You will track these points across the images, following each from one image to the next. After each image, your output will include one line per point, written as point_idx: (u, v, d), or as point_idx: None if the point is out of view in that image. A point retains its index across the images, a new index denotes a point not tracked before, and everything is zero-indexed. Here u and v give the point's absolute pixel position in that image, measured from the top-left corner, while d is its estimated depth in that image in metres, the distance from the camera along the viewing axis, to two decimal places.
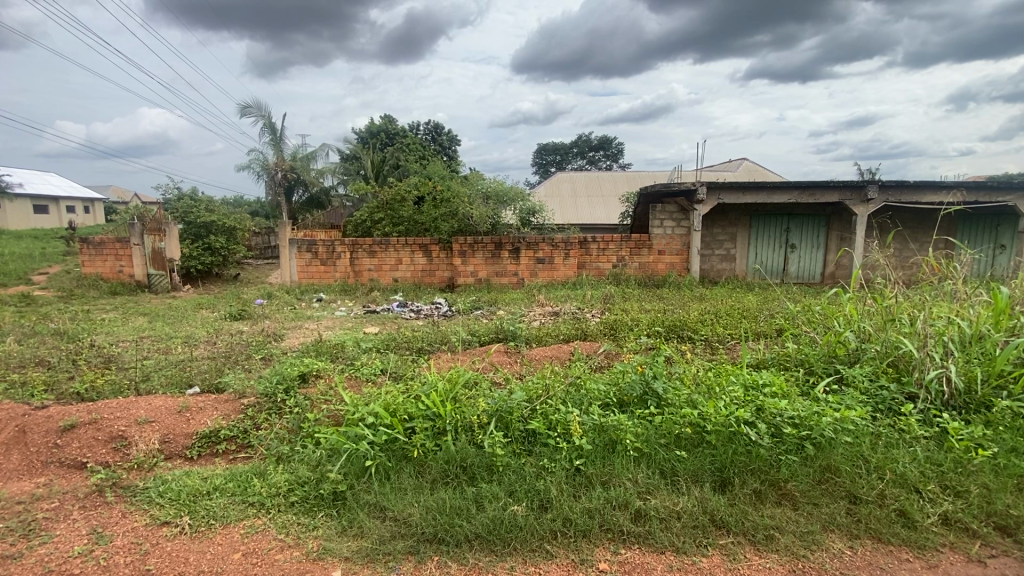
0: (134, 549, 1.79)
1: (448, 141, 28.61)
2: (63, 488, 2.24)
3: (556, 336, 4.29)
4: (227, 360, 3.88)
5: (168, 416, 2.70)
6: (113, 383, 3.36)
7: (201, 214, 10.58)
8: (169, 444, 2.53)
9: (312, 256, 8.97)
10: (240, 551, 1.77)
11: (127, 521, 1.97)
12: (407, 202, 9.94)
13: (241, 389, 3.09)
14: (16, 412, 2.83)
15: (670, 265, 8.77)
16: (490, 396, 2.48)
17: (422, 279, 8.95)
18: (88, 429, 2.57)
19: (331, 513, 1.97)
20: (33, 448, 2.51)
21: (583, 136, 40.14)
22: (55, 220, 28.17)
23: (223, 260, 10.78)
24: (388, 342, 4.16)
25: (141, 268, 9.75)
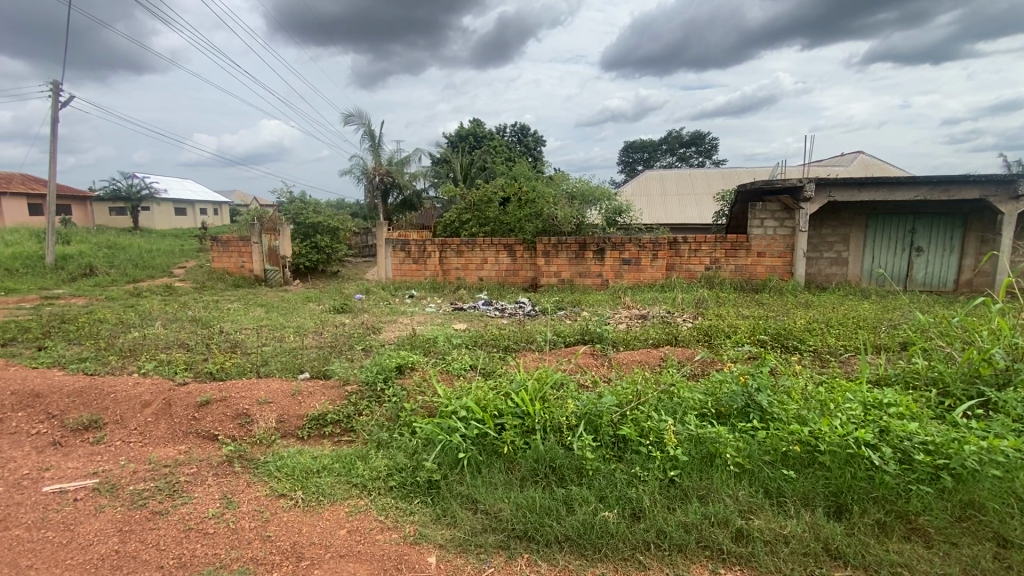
0: (256, 516, 1.98)
1: (534, 142, 28.86)
2: (199, 456, 2.55)
3: (645, 340, 4.15)
4: (330, 350, 4.18)
5: (284, 398, 2.98)
6: (237, 366, 3.77)
7: (310, 216, 11.58)
8: (285, 423, 2.79)
9: (405, 254, 9.47)
10: (345, 528, 1.89)
11: (250, 491, 2.19)
12: (494, 203, 10.14)
13: (345, 377, 3.32)
14: (164, 386, 3.28)
15: (771, 268, 8.14)
16: (579, 398, 2.45)
17: (506, 278, 9.10)
18: (218, 407, 2.91)
19: (426, 500, 2.05)
20: (176, 419, 2.88)
21: (674, 132, 38.52)
22: (191, 222, 32.33)
23: (327, 258, 11.70)
24: (476, 339, 4.27)
25: (259, 263, 10.87)
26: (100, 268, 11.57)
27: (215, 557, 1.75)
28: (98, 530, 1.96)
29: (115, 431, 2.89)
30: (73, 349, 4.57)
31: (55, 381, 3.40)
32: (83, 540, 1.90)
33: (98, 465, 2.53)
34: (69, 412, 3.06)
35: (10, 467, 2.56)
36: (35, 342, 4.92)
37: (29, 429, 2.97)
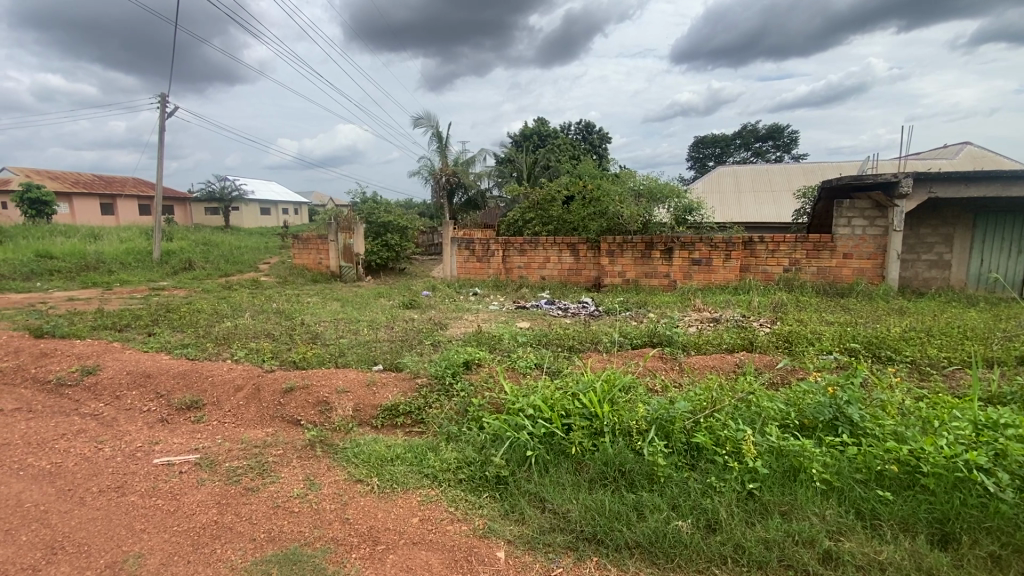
0: (336, 499, 2.10)
1: (600, 139, 28.42)
2: (285, 438, 2.74)
3: (718, 344, 3.97)
4: (400, 344, 4.34)
5: (360, 388, 3.14)
6: (317, 356, 4.01)
7: (381, 215, 12.09)
8: (361, 412, 2.94)
9: (469, 253, 9.67)
10: (417, 517, 1.96)
11: (331, 474, 2.32)
12: (558, 202, 10.11)
13: (415, 371, 3.44)
14: (253, 372, 3.55)
15: (859, 271, 7.52)
16: (649, 402, 2.39)
17: (569, 277, 9.03)
18: (301, 394, 3.11)
19: (495, 495, 2.08)
20: (265, 403, 3.12)
21: (749, 126, 36.53)
22: (274, 221, 34.78)
23: (396, 256, 12.17)
24: (541, 337, 4.27)
25: (335, 260, 11.50)
26: (197, 263, 12.73)
27: (300, 534, 1.87)
28: (200, 501, 2.15)
29: (213, 411, 3.17)
30: (176, 336, 5.06)
31: (163, 364, 3.77)
32: (188, 509, 2.09)
33: (198, 442, 2.79)
34: (174, 392, 3.40)
35: (127, 439, 2.87)
36: (146, 328, 5.50)
37: (142, 406, 3.33)
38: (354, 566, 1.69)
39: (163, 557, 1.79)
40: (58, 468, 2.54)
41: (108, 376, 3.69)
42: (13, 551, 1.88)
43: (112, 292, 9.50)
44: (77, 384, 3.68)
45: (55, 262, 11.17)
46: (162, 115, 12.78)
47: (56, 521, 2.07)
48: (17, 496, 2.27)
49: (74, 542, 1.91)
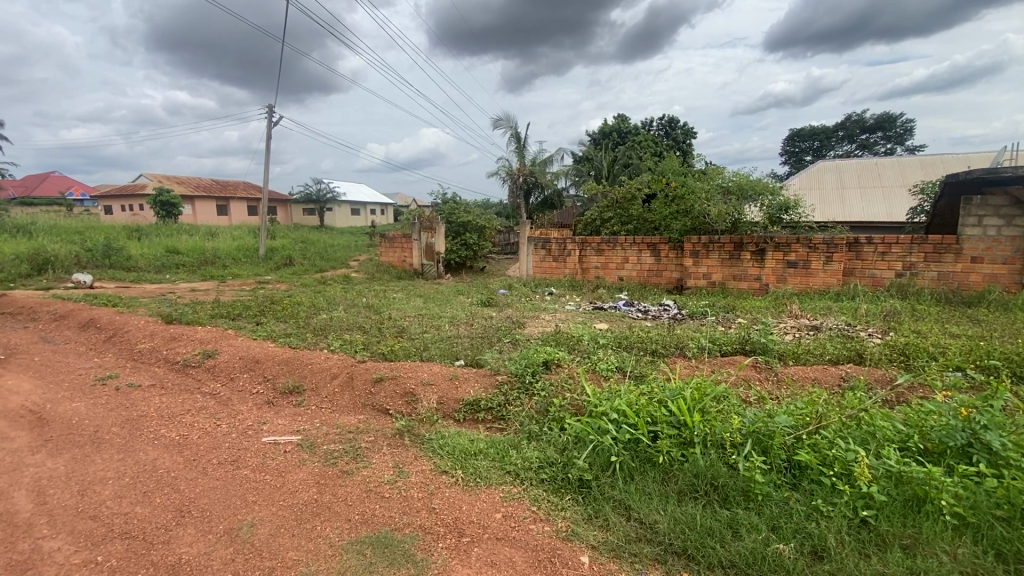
0: (423, 488, 2.17)
1: (684, 135, 27.23)
2: (375, 426, 2.90)
3: (819, 355, 3.64)
4: (480, 341, 4.43)
5: (443, 381, 3.24)
6: (404, 349, 4.19)
7: (461, 215, 12.43)
8: (444, 405, 3.03)
9: (546, 252, 9.68)
10: (501, 512, 1.98)
11: (418, 463, 2.41)
12: (638, 200, 9.84)
13: (496, 368, 3.49)
14: (346, 362, 3.79)
15: (991, 277, 6.57)
16: (744, 414, 2.24)
17: (649, 279, 8.73)
18: (390, 384, 3.27)
19: (577, 499, 2.06)
20: (357, 391, 3.32)
21: (855, 115, 33.28)
22: (363, 220, 36.96)
23: (474, 254, 12.47)
24: (622, 339, 4.16)
25: (418, 258, 12.00)
26: (296, 259, 13.83)
27: (390, 519, 1.96)
28: (302, 479, 2.33)
29: (311, 397, 3.42)
30: (279, 326, 5.53)
31: (269, 351, 4.14)
32: (291, 486, 2.27)
33: (300, 424, 3.02)
34: (279, 377, 3.71)
35: (239, 417, 3.18)
36: (254, 318, 6.06)
37: (252, 388, 3.67)
38: (441, 555, 1.74)
39: (271, 528, 1.95)
40: (185, 440, 2.86)
41: (224, 360, 4.11)
42: (151, 510, 2.15)
43: (226, 284, 10.57)
44: (199, 366, 4.13)
45: (180, 257, 12.64)
46: (269, 124, 14.01)
47: (184, 487, 2.33)
48: (154, 463, 2.59)
49: (199, 507, 2.15)
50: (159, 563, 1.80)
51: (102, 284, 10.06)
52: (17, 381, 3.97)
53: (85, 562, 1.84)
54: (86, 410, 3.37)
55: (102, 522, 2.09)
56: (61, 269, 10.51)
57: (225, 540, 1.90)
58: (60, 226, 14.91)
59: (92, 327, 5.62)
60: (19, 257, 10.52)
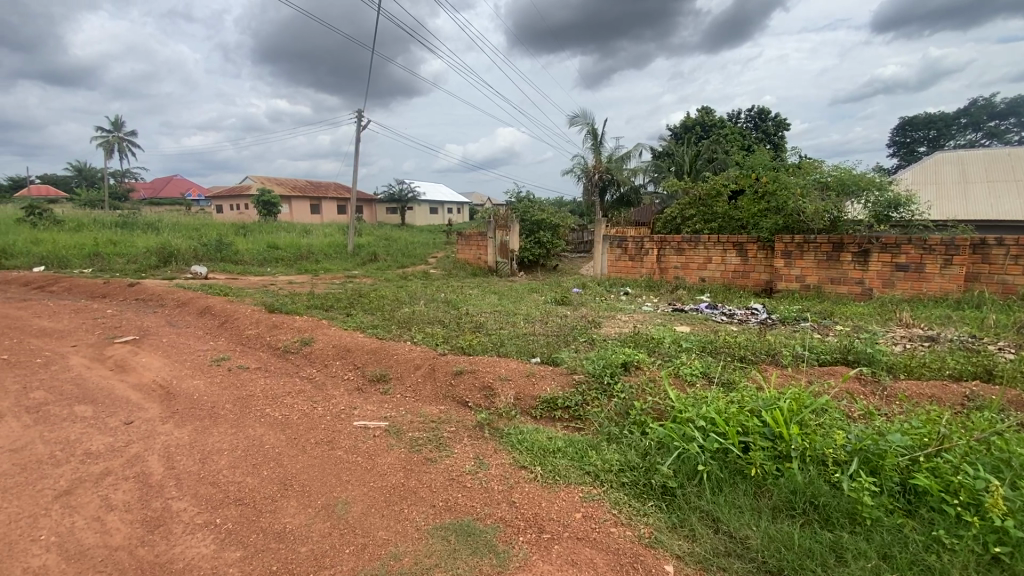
0: (503, 481, 2.22)
1: (776, 126, 25.41)
2: (456, 417, 3.00)
3: (938, 370, 3.26)
4: (557, 339, 4.42)
5: (520, 377, 3.28)
6: (481, 344, 4.28)
7: (536, 213, 12.48)
8: (521, 401, 3.07)
9: (622, 251, 9.48)
10: (580, 513, 1.97)
11: (497, 457, 2.46)
12: (723, 197, 9.39)
13: (573, 367, 3.48)
14: (428, 354, 3.95)
15: None
16: (850, 431, 2.06)
17: (733, 280, 8.26)
18: (469, 377, 3.36)
19: (661, 506, 2.00)
20: (438, 382, 3.45)
21: (982, 100, 29.34)
22: (441, 219, 38.18)
23: (547, 253, 12.52)
24: (707, 343, 3.97)
25: (492, 255, 12.20)
26: (380, 255, 14.59)
27: (472, 508, 2.02)
28: (389, 463, 2.46)
29: (397, 385, 3.61)
30: (366, 318, 5.87)
31: (358, 341, 4.41)
32: (380, 468, 2.41)
33: (386, 411, 3.19)
34: (367, 365, 3.95)
35: (332, 401, 3.42)
36: (344, 310, 6.48)
37: (343, 374, 3.93)
38: (522, 548, 1.77)
39: (363, 506, 2.08)
40: (287, 419, 3.13)
41: (319, 347, 4.44)
42: (259, 481, 2.37)
43: (318, 278, 11.39)
44: (297, 352, 4.49)
45: (279, 252, 13.78)
46: (358, 129, 14.86)
47: (287, 462, 2.55)
48: (260, 438, 2.86)
49: (299, 482, 2.34)
50: (267, 529, 1.98)
51: (215, 275, 11.21)
52: (150, 359, 4.53)
53: (206, 522, 2.07)
54: (204, 387, 3.78)
55: (220, 488, 2.34)
56: (182, 261, 11.84)
57: (323, 514, 2.06)
58: (182, 223, 16.79)
59: (208, 314, 6.29)
60: (149, 250, 11.98)
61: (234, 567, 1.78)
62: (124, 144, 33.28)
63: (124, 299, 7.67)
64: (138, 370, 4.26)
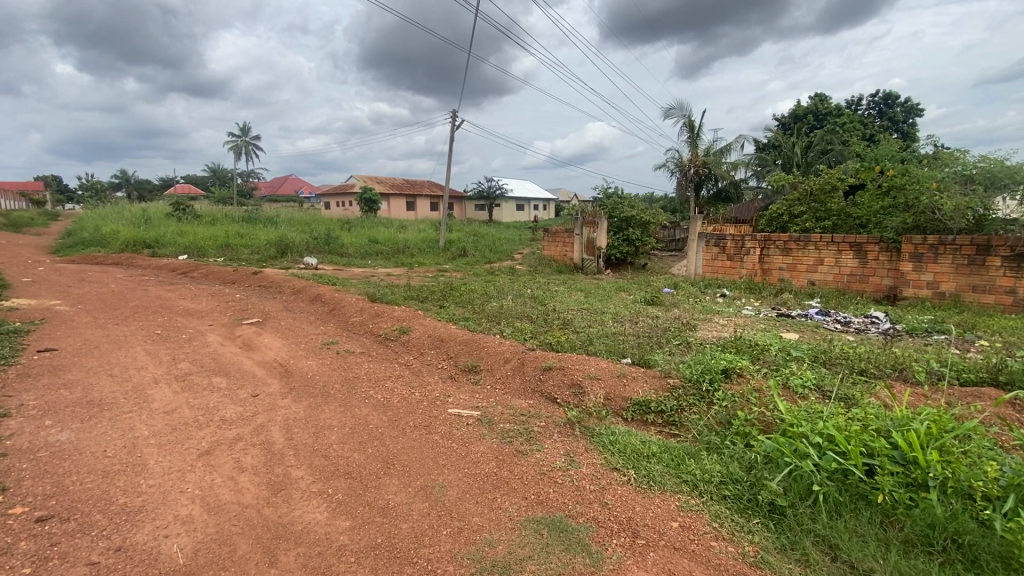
0: (595, 481, 2.19)
1: (905, 112, 22.54)
2: (546, 412, 3.01)
3: None
4: (649, 340, 4.28)
5: (611, 377, 3.22)
6: (570, 341, 4.27)
7: (626, 209, 12.16)
8: (612, 401, 3.02)
9: (719, 250, 8.97)
10: (677, 522, 1.89)
11: (589, 456, 2.44)
12: (839, 192, 8.59)
13: (667, 370, 3.35)
14: (516, 348, 4.00)
15: None
16: (1006, 463, 1.79)
17: (849, 285, 7.48)
18: (559, 373, 3.36)
19: (768, 525, 1.86)
20: (527, 377, 3.49)
21: None
22: (527, 216, 38.50)
23: (636, 250, 12.20)
24: (819, 353, 3.63)
25: (578, 252, 12.02)
26: (469, 251, 15.05)
27: (564, 505, 2.02)
28: (482, 451, 2.54)
29: (487, 376, 3.71)
30: (458, 310, 6.08)
31: (452, 332, 4.58)
32: (473, 456, 2.49)
33: (478, 401, 3.29)
34: (459, 356, 4.10)
35: (428, 387, 3.59)
36: (436, 302, 6.77)
37: (437, 363, 4.11)
38: (616, 551, 1.74)
39: (459, 491, 2.17)
40: (387, 402, 3.34)
41: (415, 336, 4.68)
42: (364, 458, 2.56)
43: (413, 271, 12.00)
44: (396, 339, 4.76)
45: (379, 246, 14.71)
46: (453, 129, 15.38)
47: (388, 443, 2.72)
48: (365, 418, 3.08)
49: (400, 462, 2.48)
50: (372, 504, 2.13)
51: (323, 266, 12.24)
52: (271, 339, 5.06)
53: (320, 491, 2.27)
54: (316, 367, 4.15)
55: (331, 461, 2.55)
56: (296, 253, 13.06)
57: (422, 494, 2.17)
58: (296, 218, 18.51)
59: (319, 301, 6.88)
60: (269, 242, 13.35)
61: (344, 534, 1.94)
62: (251, 146, 37.26)
63: (250, 285, 8.62)
64: (262, 349, 4.78)
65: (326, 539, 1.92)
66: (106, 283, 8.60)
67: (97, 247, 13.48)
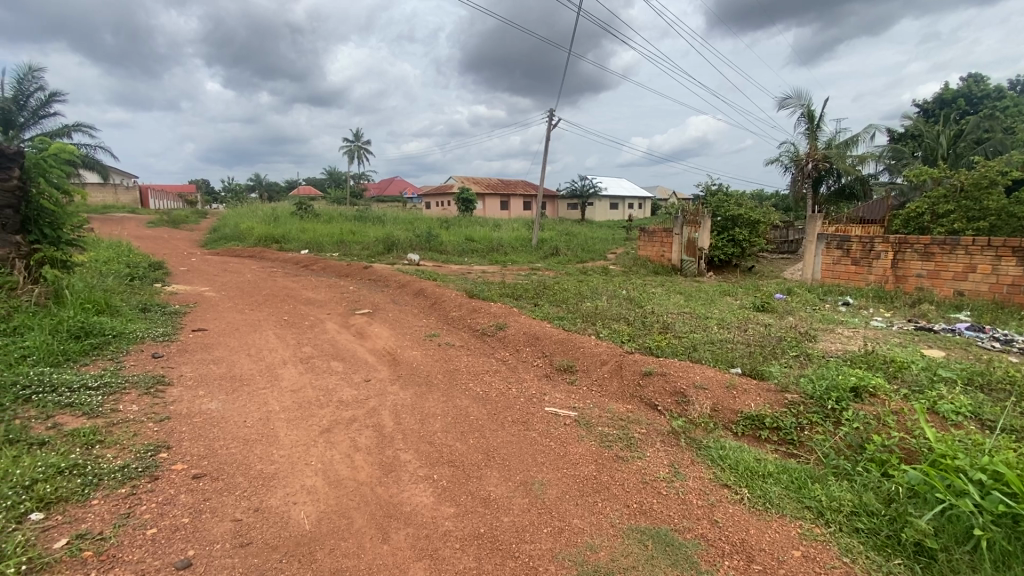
0: (703, 496, 2.08)
1: None
2: (647, 419, 2.91)
3: None
4: (761, 350, 3.96)
5: (718, 387, 3.03)
6: (672, 346, 4.07)
7: (733, 208, 11.38)
8: (719, 413, 2.84)
9: (842, 253, 8.08)
10: (800, 551, 1.75)
11: (695, 469, 2.32)
12: (998, 188, 7.34)
13: (783, 384, 3.07)
14: (614, 350, 3.90)
15: None
16: None
17: (1009, 297, 6.36)
18: (660, 380, 3.23)
19: (911, 568, 1.67)
20: (626, 381, 3.39)
21: None
22: (622, 215, 37.54)
23: (742, 252, 11.39)
24: (974, 376, 3.12)
25: (677, 253, 11.48)
26: (562, 250, 15.01)
27: (670, 518, 1.94)
28: (581, 453, 2.51)
29: (583, 377, 3.66)
30: (553, 309, 6.09)
31: (547, 330, 4.58)
32: (571, 457, 2.47)
33: (575, 401, 3.26)
34: (555, 355, 4.09)
35: (525, 384, 3.63)
36: (531, 300, 6.84)
37: (533, 360, 4.14)
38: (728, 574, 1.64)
39: (558, 491, 2.16)
40: (486, 395, 3.43)
41: (511, 333, 4.75)
42: (466, 448, 2.65)
43: (507, 269, 12.24)
44: (493, 335, 4.88)
45: (475, 244, 15.20)
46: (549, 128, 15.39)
47: (488, 435, 2.79)
48: (466, 409, 3.19)
49: (499, 455, 2.54)
50: (474, 494, 2.20)
51: (424, 262, 12.91)
52: (380, 329, 5.43)
53: (427, 476, 2.38)
54: (420, 358, 4.38)
55: (436, 448, 2.68)
56: (400, 249, 13.91)
57: (522, 490, 2.19)
58: (401, 217, 19.71)
59: (421, 295, 7.27)
60: (377, 239, 14.36)
61: (450, 521, 2.02)
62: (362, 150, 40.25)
63: (360, 279, 9.33)
64: (372, 338, 5.14)
65: (432, 523, 2.01)
66: (244, 273, 9.79)
67: (236, 242, 15.39)
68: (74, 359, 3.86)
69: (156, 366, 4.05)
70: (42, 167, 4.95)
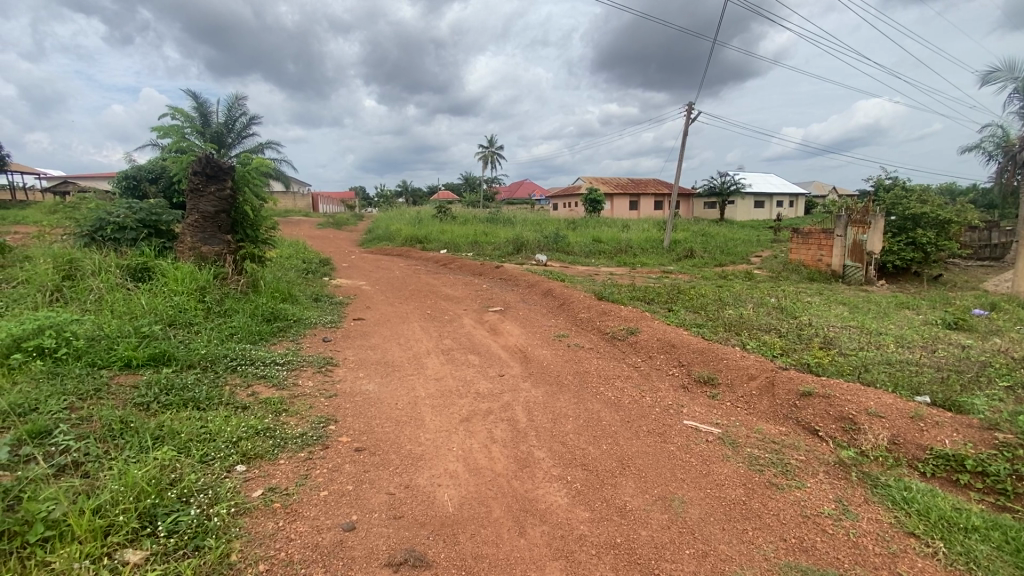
0: (882, 543, 1.82)
1: None
2: (805, 445, 2.61)
3: None
4: (957, 377, 3.29)
5: (900, 417, 2.60)
6: (836, 365, 3.58)
7: (914, 205, 9.67)
8: (900, 447, 2.45)
9: None
10: None
11: (870, 509, 2.04)
12: None
13: (993, 420, 2.53)
14: (764, 364, 3.55)
15: None
16: None
17: None
18: (820, 402, 2.86)
19: None
20: (778, 400, 3.07)
21: None
22: (768, 215, 34.02)
23: (925, 258, 9.63)
24: None
25: (839, 258, 10.06)
26: (698, 252, 14.11)
27: (837, 562, 1.73)
28: (726, 474, 2.33)
29: (726, 393, 3.39)
30: (689, 315, 5.74)
31: (684, 338, 4.34)
32: (716, 477, 2.30)
33: (718, 417, 3.04)
34: (694, 365, 3.85)
35: (660, 393, 3.48)
36: (665, 304, 6.53)
37: (668, 369, 3.95)
38: None
39: (702, 512, 2.03)
40: (618, 401, 3.35)
41: (644, 338, 4.57)
42: (599, 453, 2.62)
43: (637, 271, 11.86)
44: (624, 339, 4.76)
45: (603, 245, 14.98)
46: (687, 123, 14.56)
47: (622, 442, 2.73)
48: (598, 413, 3.16)
49: (635, 465, 2.47)
50: (610, 501, 2.16)
51: (552, 263, 13.08)
52: (512, 327, 5.62)
53: (561, 476, 2.41)
54: (551, 358, 4.44)
55: (570, 449, 2.69)
56: (529, 250, 14.26)
57: (661, 504, 2.11)
58: (531, 219, 20.17)
59: (550, 296, 7.35)
60: (508, 240, 14.91)
61: (585, 525, 2.01)
62: (496, 155, 42.16)
63: (493, 278, 9.76)
64: (504, 335, 5.34)
65: (567, 525, 2.02)
66: (393, 269, 10.85)
67: (386, 241, 17.13)
68: (266, 337, 4.62)
69: (326, 349, 4.68)
70: (246, 177, 6.02)
